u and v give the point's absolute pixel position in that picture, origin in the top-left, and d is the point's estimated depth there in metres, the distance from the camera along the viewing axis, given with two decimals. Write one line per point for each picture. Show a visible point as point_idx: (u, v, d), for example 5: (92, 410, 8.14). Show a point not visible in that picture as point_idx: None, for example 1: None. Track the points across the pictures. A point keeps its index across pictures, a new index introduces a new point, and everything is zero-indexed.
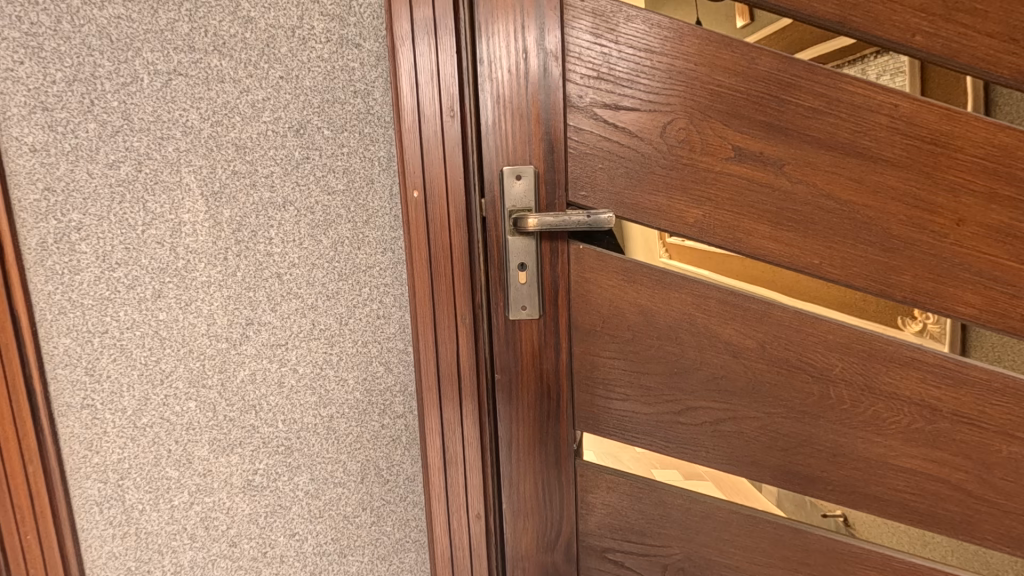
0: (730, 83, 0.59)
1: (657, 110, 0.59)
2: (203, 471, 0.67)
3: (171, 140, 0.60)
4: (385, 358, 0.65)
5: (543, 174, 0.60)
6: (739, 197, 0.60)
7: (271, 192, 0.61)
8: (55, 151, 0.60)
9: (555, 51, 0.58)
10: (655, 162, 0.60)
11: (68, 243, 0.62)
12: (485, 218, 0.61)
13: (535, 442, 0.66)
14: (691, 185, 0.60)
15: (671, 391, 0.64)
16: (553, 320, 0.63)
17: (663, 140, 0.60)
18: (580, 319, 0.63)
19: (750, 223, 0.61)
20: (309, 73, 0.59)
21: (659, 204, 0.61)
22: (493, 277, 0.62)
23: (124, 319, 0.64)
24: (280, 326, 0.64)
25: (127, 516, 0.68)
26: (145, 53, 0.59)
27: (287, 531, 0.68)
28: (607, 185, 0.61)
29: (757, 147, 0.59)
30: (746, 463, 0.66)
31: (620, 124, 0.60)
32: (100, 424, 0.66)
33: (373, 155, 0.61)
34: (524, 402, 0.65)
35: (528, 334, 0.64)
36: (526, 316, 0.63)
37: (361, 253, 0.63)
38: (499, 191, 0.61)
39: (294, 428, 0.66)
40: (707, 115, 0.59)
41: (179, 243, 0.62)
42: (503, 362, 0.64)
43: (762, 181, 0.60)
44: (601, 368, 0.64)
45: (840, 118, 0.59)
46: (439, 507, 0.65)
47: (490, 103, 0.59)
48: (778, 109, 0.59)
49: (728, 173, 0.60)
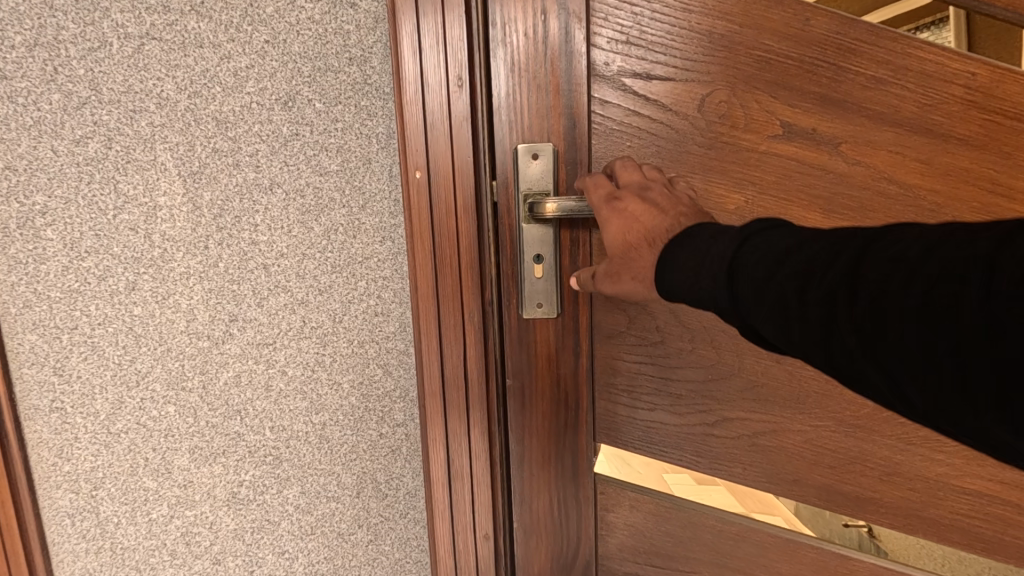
0: (780, 48, 0.51)
1: (694, 79, 0.52)
2: (184, 482, 0.61)
3: (144, 113, 0.54)
4: (383, 360, 0.58)
5: (563, 154, 0.53)
6: (787, 181, 0.53)
7: (256, 172, 0.54)
8: (16, 125, 0.54)
9: (579, 10, 0.51)
10: (691, 139, 0.53)
11: (33, 228, 0.55)
12: (497, 203, 0.54)
13: (549, 454, 0.59)
14: (731, 167, 0.53)
15: (704, 400, 0.57)
16: (572, 319, 0.56)
17: (701, 115, 0.52)
18: (603, 318, 0.56)
19: (800, 210, 0.53)
20: (298, 37, 0.52)
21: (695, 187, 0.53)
22: (506, 270, 0.55)
23: (96, 314, 0.57)
24: (268, 324, 0.57)
25: (101, 530, 0.62)
26: (114, 14, 0.52)
27: (276, 549, 0.62)
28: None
29: (809, 123, 0.52)
30: (786, 481, 0.59)
31: (652, 96, 0.52)
32: (71, 429, 0.60)
33: (370, 132, 0.54)
34: (538, 411, 0.58)
35: (544, 335, 0.57)
36: (542, 314, 0.56)
37: (357, 243, 0.56)
38: (513, 173, 0.54)
39: (282, 436, 0.59)
40: (752, 86, 0.52)
41: (154, 229, 0.56)
42: (515, 365, 0.57)
43: (814, 162, 0.52)
44: (625, 374, 0.58)
45: (908, 89, 0.51)
46: (443, 525, 0.59)
47: (504, 73, 0.52)
48: (834, 79, 0.51)
49: (775, 153, 0.53)
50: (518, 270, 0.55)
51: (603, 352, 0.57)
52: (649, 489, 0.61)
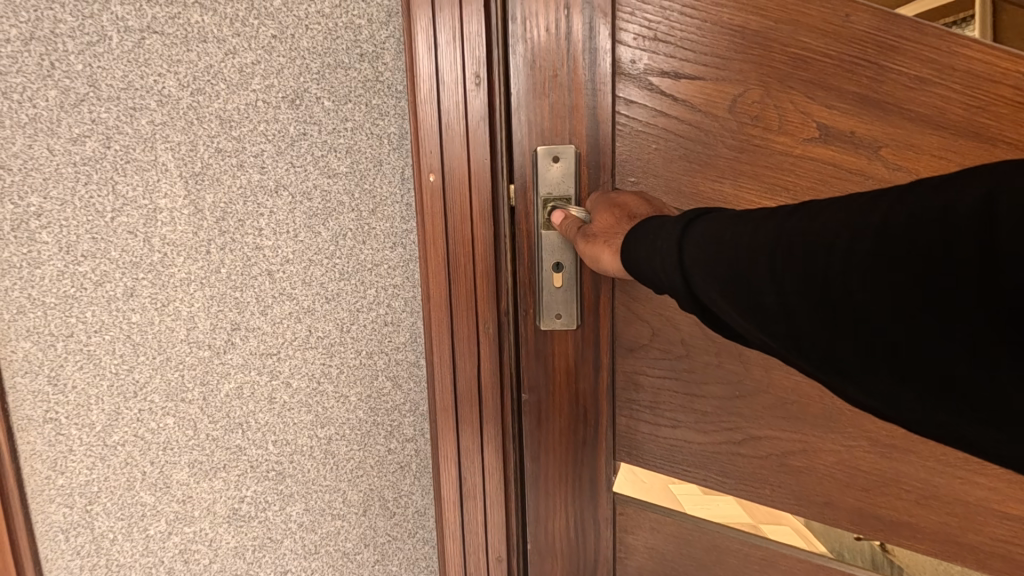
0: (817, 46, 0.48)
1: (725, 79, 0.49)
2: (183, 497, 0.58)
3: (145, 111, 0.51)
4: (393, 372, 0.55)
5: (586, 157, 0.51)
6: (822, 187, 0.50)
7: (261, 174, 0.52)
8: (10, 123, 0.51)
9: (603, 5, 0.48)
10: (721, 142, 0.50)
11: (27, 231, 0.53)
12: (515, 208, 0.52)
13: (567, 472, 0.56)
14: (763, 171, 0.50)
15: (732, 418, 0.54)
16: (593, 331, 0.53)
17: (731, 116, 0.49)
18: (626, 331, 0.53)
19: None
20: (307, 32, 0.50)
21: (724, 193, 0.50)
22: (523, 279, 0.53)
23: (92, 321, 0.55)
24: (271, 333, 0.55)
25: (96, 546, 0.59)
26: (114, 6, 0.49)
27: (278, 568, 0.59)
28: (662, 171, 0.50)
29: (848, 126, 0.49)
30: (817, 503, 0.55)
31: (680, 97, 0.49)
32: (65, 441, 0.57)
33: (382, 132, 0.51)
34: (555, 427, 0.56)
35: (563, 347, 0.54)
36: (561, 326, 0.53)
37: (366, 248, 0.53)
38: (533, 177, 0.51)
39: (286, 451, 0.57)
40: (787, 85, 0.49)
41: (154, 233, 0.53)
42: (531, 379, 0.55)
43: (851, 167, 0.50)
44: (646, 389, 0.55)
45: (953, 90, 0.48)
46: (455, 547, 0.56)
47: (524, 71, 0.49)
48: (875, 79, 0.48)
49: (810, 157, 0.50)
50: (536, 280, 0.52)
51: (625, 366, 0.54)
52: (670, 509, 0.58)
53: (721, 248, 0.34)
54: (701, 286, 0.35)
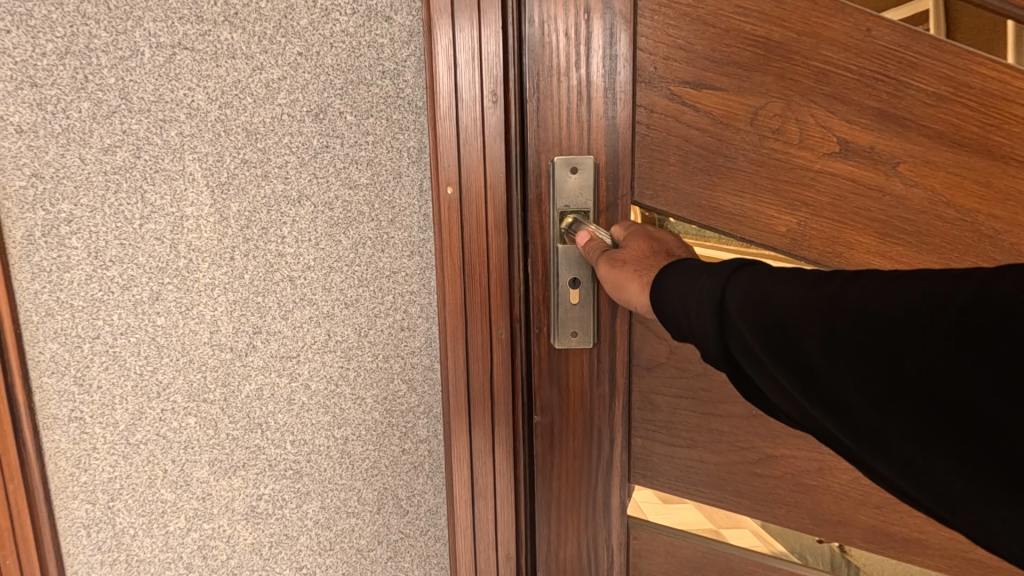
0: (840, 60, 0.50)
1: (749, 94, 0.51)
2: (203, 495, 0.60)
3: (174, 123, 0.53)
4: (408, 375, 0.57)
5: (604, 169, 0.53)
6: (841, 202, 0.53)
7: (285, 184, 0.54)
8: (44, 133, 0.53)
9: (624, 15, 0.50)
10: (742, 154, 0.52)
11: (57, 236, 0.55)
12: (533, 230, 0.54)
13: (578, 478, 0.59)
14: (784, 186, 0.53)
15: (746, 439, 0.58)
16: (606, 348, 0.56)
17: (753, 129, 0.52)
18: (642, 347, 0.56)
19: (855, 234, 0.53)
20: (332, 50, 0.52)
21: (745, 207, 0.53)
22: (538, 294, 0.55)
23: (119, 324, 0.57)
24: (292, 336, 0.57)
25: (117, 541, 0.61)
26: (147, 23, 0.52)
27: (294, 564, 0.61)
28: (684, 184, 0.53)
29: (868, 141, 0.52)
30: (832, 522, 0.59)
31: (705, 110, 0.52)
32: (90, 439, 0.59)
33: (401, 146, 0.53)
34: (567, 434, 0.58)
35: (577, 364, 0.57)
36: (578, 344, 0.56)
37: (385, 257, 0.55)
38: (550, 199, 0.53)
39: (303, 450, 0.59)
40: (808, 99, 0.51)
41: (181, 239, 0.55)
42: (545, 388, 0.57)
43: (870, 182, 0.52)
44: (663, 411, 0.58)
45: (969, 107, 0.51)
46: (465, 544, 0.58)
47: (544, 84, 0.52)
48: (895, 94, 0.51)
49: (830, 172, 0.52)
50: (553, 299, 0.55)
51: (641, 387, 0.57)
52: (682, 532, 0.60)
53: (763, 302, 0.35)
54: (738, 336, 0.37)
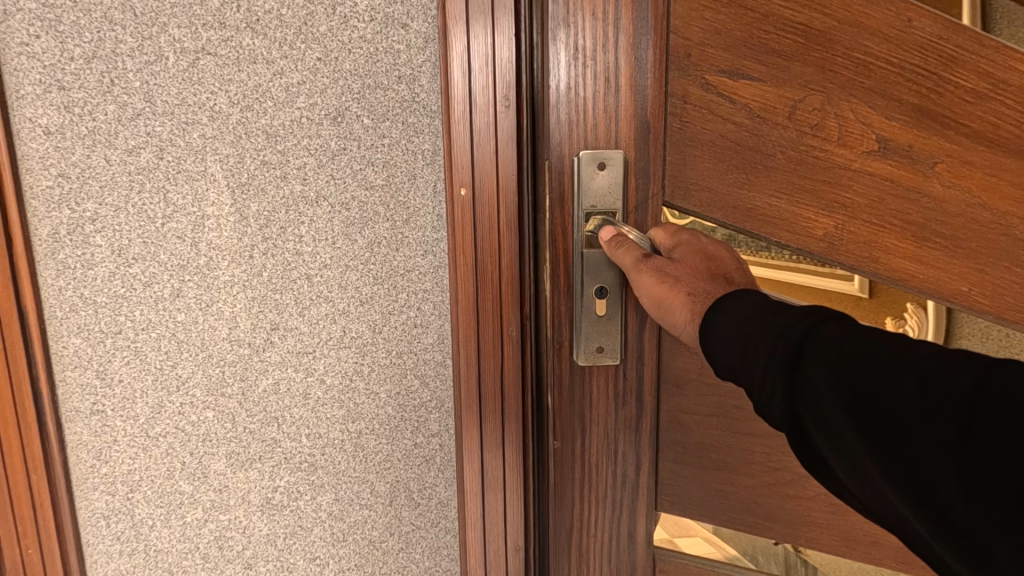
0: (880, 51, 0.53)
1: (788, 86, 0.53)
2: (219, 486, 0.62)
3: (196, 126, 0.55)
4: (420, 371, 0.59)
5: (634, 165, 0.54)
6: (879, 203, 0.55)
7: (302, 185, 0.56)
8: (71, 134, 0.55)
9: (656, 10, 0.52)
10: (781, 149, 0.54)
11: (82, 235, 0.57)
12: (557, 258, 0.55)
13: (602, 484, 0.60)
14: (823, 184, 0.55)
15: (778, 458, 0.60)
16: (631, 363, 0.57)
17: (792, 122, 0.54)
18: (674, 362, 0.58)
19: (894, 239, 0.56)
20: (349, 56, 0.54)
21: (785, 207, 0.55)
22: (560, 302, 0.55)
23: (140, 320, 0.58)
24: (309, 333, 0.58)
25: (135, 531, 0.63)
26: (172, 29, 0.53)
27: (307, 555, 0.63)
28: (720, 182, 0.54)
29: (907, 138, 0.54)
30: (865, 544, 0.62)
31: (743, 102, 0.53)
32: (110, 432, 0.61)
33: (416, 148, 0.55)
34: (590, 443, 0.58)
35: (601, 387, 0.58)
36: (605, 362, 0.56)
37: (399, 255, 0.57)
38: (570, 226, 0.54)
39: (318, 443, 0.60)
40: (847, 91, 0.53)
41: (201, 238, 0.57)
42: (568, 397, 0.58)
43: (909, 181, 0.55)
44: (694, 429, 0.59)
45: (1005, 104, 0.54)
46: (474, 537, 0.60)
47: (572, 82, 0.52)
48: (935, 91, 0.54)
49: (868, 171, 0.55)
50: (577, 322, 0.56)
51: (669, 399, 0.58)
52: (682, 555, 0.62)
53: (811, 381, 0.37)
54: (810, 394, 0.37)
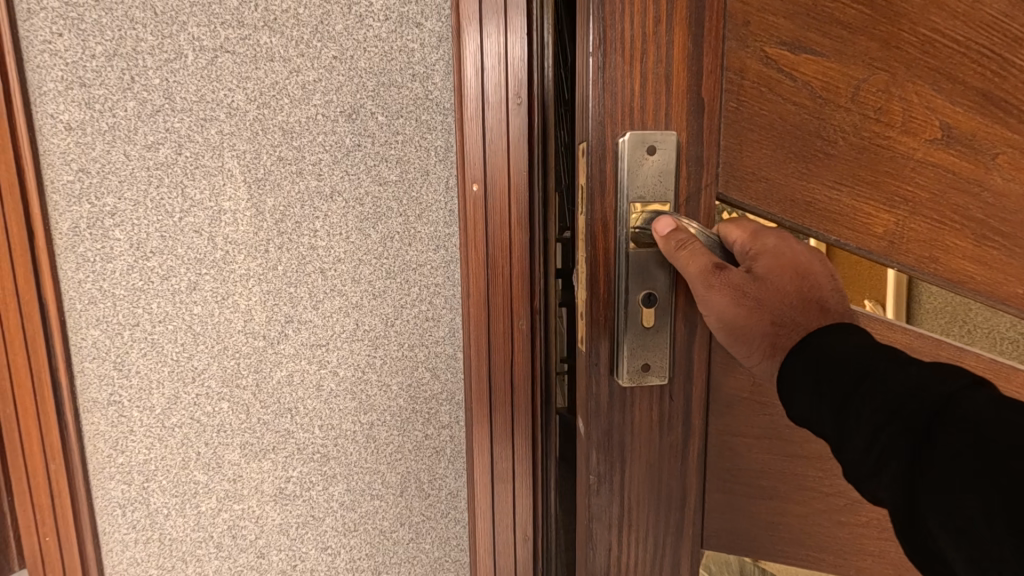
0: (946, 29, 0.51)
1: (851, 66, 0.50)
2: (233, 476, 0.63)
3: (214, 122, 0.56)
4: (431, 364, 0.60)
5: (687, 149, 0.49)
6: (939, 197, 0.54)
7: (318, 180, 0.57)
8: (91, 130, 0.56)
9: None
10: (841, 138, 0.51)
11: (102, 228, 0.58)
12: (600, 267, 0.49)
13: (648, 506, 0.55)
14: (884, 177, 0.53)
15: (831, 483, 0.59)
16: (680, 379, 0.53)
17: (852, 107, 0.51)
18: (725, 380, 0.55)
19: (952, 237, 0.55)
20: (364, 54, 0.55)
21: (845, 203, 0.53)
22: (601, 316, 0.50)
23: (157, 312, 0.60)
24: (322, 326, 0.60)
25: (150, 520, 0.64)
26: (192, 27, 0.55)
27: (319, 544, 0.64)
28: (778, 172, 0.51)
29: (970, 127, 0.53)
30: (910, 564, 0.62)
31: (804, 81, 0.50)
32: (126, 422, 0.62)
33: (429, 145, 0.56)
34: (634, 465, 0.54)
35: (643, 411, 0.53)
36: (651, 381, 0.51)
37: (412, 250, 0.58)
38: (615, 231, 0.49)
39: (331, 434, 0.62)
40: (910, 73, 0.51)
41: (218, 232, 0.58)
42: (610, 418, 0.52)
43: (972, 173, 0.54)
44: (746, 455, 0.57)
45: None
46: (483, 526, 0.61)
47: (615, 55, 0.47)
48: (1000, 76, 0.52)
49: (930, 161, 0.53)
50: (624, 337, 0.50)
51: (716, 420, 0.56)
52: None
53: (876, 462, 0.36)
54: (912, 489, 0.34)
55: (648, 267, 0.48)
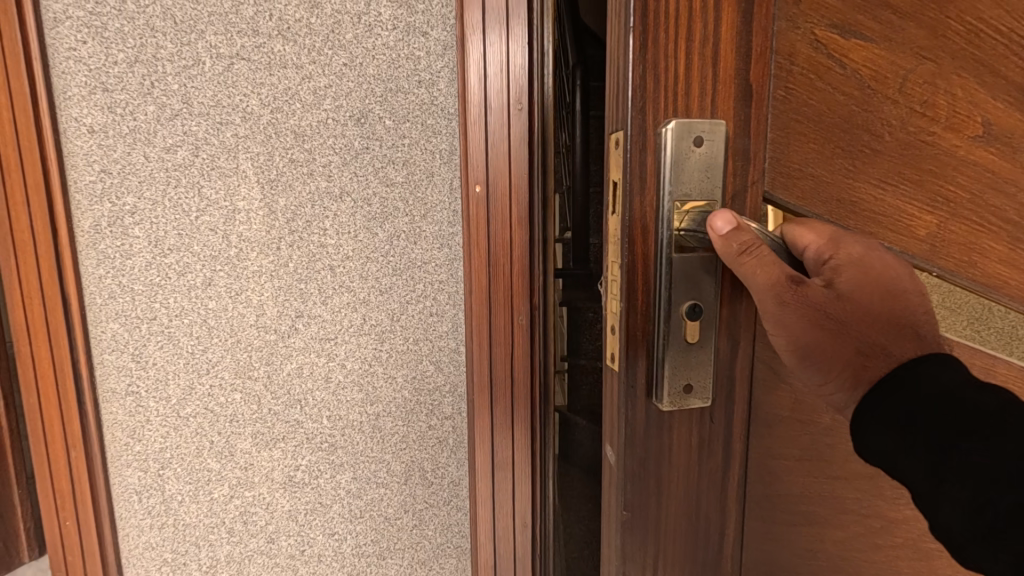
0: (990, 18, 0.42)
1: (901, 52, 0.42)
2: (245, 465, 0.65)
3: (230, 126, 0.59)
4: (435, 357, 0.63)
5: (733, 141, 0.41)
6: (981, 198, 0.44)
7: (327, 181, 0.60)
8: (113, 133, 0.59)
9: None
10: (894, 132, 0.43)
11: (122, 226, 0.61)
12: (637, 273, 0.40)
13: (689, 557, 0.45)
14: (927, 177, 0.44)
15: (879, 509, 0.49)
16: (723, 405, 0.44)
17: (903, 98, 0.42)
18: (769, 400, 0.45)
19: (989, 241, 0.45)
20: (373, 61, 0.58)
21: (890, 204, 0.44)
22: (639, 331, 0.41)
23: (174, 306, 0.62)
24: (331, 320, 0.62)
25: (165, 506, 0.66)
26: (209, 36, 0.57)
27: (327, 530, 0.66)
28: (822, 171, 0.43)
29: (1012, 123, 0.44)
30: None
31: (852, 68, 0.42)
32: (143, 412, 0.64)
33: (434, 148, 0.59)
34: (674, 509, 0.44)
35: (682, 449, 0.43)
36: (692, 405, 0.42)
37: (417, 248, 0.61)
38: (656, 231, 0.40)
39: (338, 425, 0.64)
40: (958, 62, 0.42)
41: (232, 230, 0.61)
42: (648, 453, 0.43)
43: (1010, 175, 0.44)
44: (787, 479, 0.47)
45: None
46: (485, 513, 0.63)
47: (657, 23, 0.38)
48: None
49: (972, 161, 0.44)
50: (665, 356, 0.40)
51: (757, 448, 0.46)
52: None
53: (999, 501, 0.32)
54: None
55: (691, 276, 0.40)
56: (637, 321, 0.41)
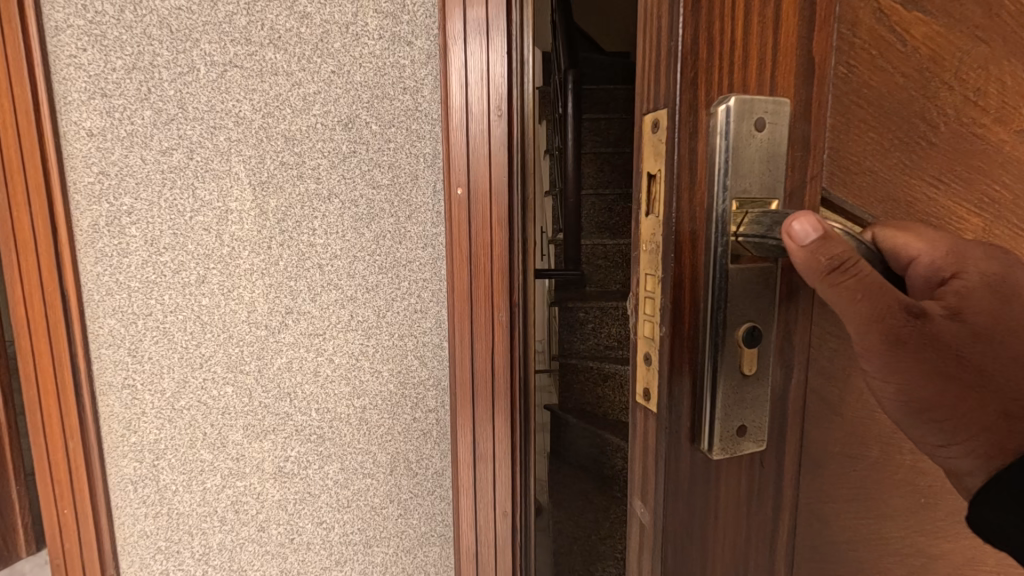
0: None
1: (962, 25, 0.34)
2: (236, 455, 0.68)
3: (223, 130, 0.62)
4: (419, 352, 0.65)
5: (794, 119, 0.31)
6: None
7: (316, 183, 0.62)
8: (111, 136, 0.62)
9: None
10: (953, 119, 0.35)
11: (119, 226, 0.63)
12: (681, 290, 0.30)
13: None
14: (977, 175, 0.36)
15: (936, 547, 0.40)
16: (775, 450, 0.34)
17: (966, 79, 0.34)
18: (818, 438, 0.36)
19: None
20: (360, 69, 0.60)
21: (940, 205, 0.36)
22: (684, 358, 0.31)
23: (169, 303, 0.65)
24: (320, 316, 0.65)
25: (160, 495, 0.69)
26: (203, 44, 0.60)
27: (315, 519, 0.69)
28: (879, 166, 0.34)
29: None
30: None
31: (915, 43, 0.33)
32: (139, 404, 0.67)
33: (419, 152, 0.62)
34: None
35: (729, 507, 0.33)
36: (744, 452, 0.32)
37: (402, 248, 0.63)
38: (707, 235, 0.30)
39: (326, 417, 0.67)
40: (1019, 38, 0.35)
41: (225, 230, 0.64)
42: (692, 514, 0.32)
43: None
44: (836, 529, 0.38)
45: None
46: (467, 502, 0.66)
47: None
48: None
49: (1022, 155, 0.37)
50: (715, 395, 0.30)
51: (812, 501, 0.36)
52: None
53: None
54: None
55: (746, 292, 0.30)
56: (680, 351, 0.31)
